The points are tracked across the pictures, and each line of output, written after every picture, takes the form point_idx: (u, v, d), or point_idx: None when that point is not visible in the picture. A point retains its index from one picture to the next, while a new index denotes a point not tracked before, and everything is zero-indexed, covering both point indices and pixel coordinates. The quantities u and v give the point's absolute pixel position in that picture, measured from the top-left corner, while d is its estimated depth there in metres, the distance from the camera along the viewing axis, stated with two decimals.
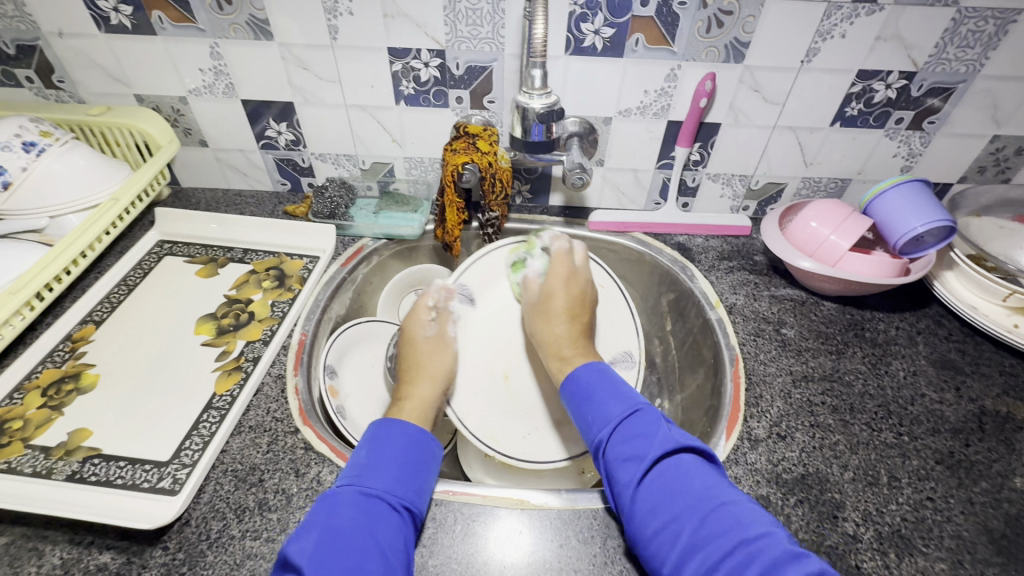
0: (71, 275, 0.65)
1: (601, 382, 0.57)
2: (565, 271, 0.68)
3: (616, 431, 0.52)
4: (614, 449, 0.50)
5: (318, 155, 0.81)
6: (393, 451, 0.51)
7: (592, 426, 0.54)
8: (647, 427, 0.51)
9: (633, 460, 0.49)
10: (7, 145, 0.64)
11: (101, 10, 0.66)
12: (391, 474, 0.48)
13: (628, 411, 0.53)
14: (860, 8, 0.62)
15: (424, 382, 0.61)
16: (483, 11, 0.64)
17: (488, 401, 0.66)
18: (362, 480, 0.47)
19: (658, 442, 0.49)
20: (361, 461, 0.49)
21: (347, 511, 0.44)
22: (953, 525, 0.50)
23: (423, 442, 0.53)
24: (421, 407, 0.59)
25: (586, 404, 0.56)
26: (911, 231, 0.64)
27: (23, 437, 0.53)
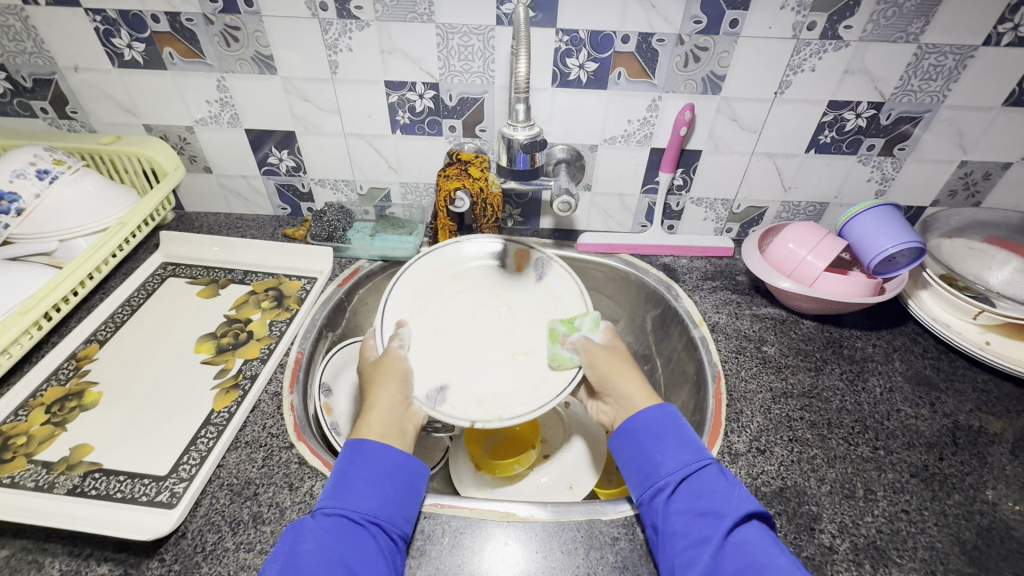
0: (78, 296, 0.68)
1: (672, 428, 0.53)
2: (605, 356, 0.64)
3: (686, 482, 0.49)
4: (684, 500, 0.48)
5: (317, 180, 0.85)
6: (361, 470, 0.50)
7: (658, 468, 0.51)
8: (722, 484, 0.49)
9: (709, 516, 0.46)
10: (22, 172, 0.67)
11: (115, 47, 0.71)
12: (360, 492, 0.48)
13: (699, 465, 0.50)
14: (827, 44, 0.66)
15: (383, 386, 0.60)
16: (474, 47, 0.68)
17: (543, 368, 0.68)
18: (331, 501, 0.47)
19: (737, 502, 0.47)
20: (334, 481, 0.49)
21: (312, 536, 0.45)
22: (927, 537, 0.51)
23: (390, 454, 0.51)
24: (387, 416, 0.56)
25: (653, 449, 0.52)
26: (883, 252, 0.67)
27: (26, 453, 0.55)
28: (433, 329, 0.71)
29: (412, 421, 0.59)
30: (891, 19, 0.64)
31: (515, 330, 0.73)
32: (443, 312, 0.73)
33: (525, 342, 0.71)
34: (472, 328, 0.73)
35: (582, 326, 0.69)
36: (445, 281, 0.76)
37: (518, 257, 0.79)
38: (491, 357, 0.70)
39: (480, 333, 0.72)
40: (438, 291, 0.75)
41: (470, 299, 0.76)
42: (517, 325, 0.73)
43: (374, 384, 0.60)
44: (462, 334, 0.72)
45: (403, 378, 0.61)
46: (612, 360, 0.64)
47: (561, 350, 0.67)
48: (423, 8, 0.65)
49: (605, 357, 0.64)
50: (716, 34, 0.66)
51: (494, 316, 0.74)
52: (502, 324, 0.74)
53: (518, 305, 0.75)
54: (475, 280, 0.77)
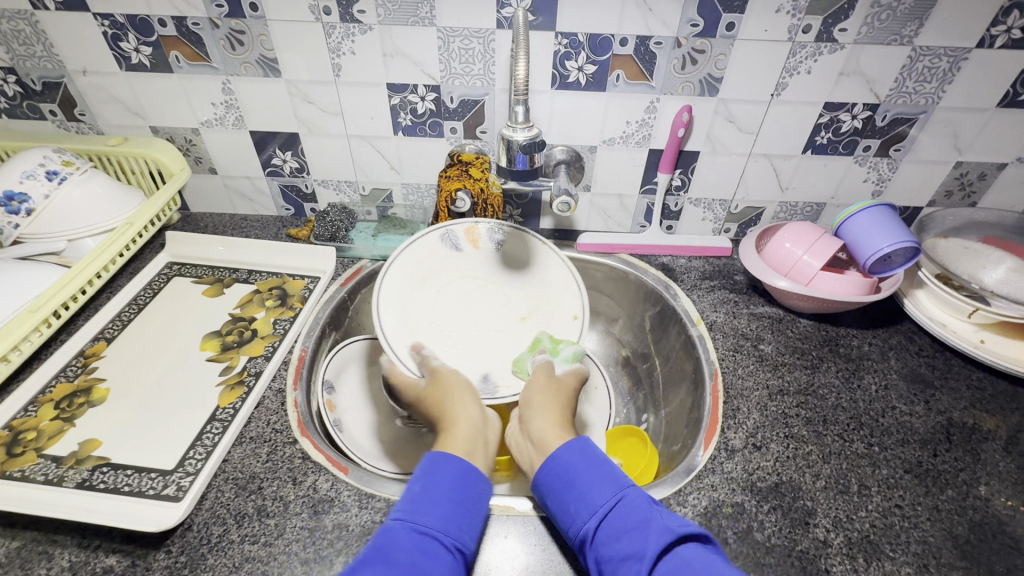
0: (86, 295, 0.69)
1: (582, 462, 0.50)
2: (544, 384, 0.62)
3: (603, 525, 0.45)
4: (605, 547, 0.44)
5: (321, 181, 0.86)
6: (447, 487, 0.48)
7: (574, 517, 0.47)
8: (638, 517, 0.45)
9: (629, 560, 0.42)
10: (32, 173, 0.69)
11: (123, 51, 0.72)
12: (444, 512, 0.46)
13: (614, 501, 0.46)
14: (823, 47, 0.67)
15: (460, 401, 0.58)
16: (475, 50, 0.69)
17: (555, 321, 0.75)
18: (415, 516, 0.45)
19: (654, 535, 0.43)
20: (415, 495, 0.47)
21: (404, 549, 0.43)
22: (920, 531, 0.52)
23: (475, 475, 0.49)
24: (469, 430, 0.55)
25: (568, 495, 0.48)
26: (879, 252, 0.68)
27: (36, 447, 0.56)
28: (444, 339, 0.72)
29: (494, 434, 0.57)
30: (885, 22, 0.65)
31: (505, 303, 0.78)
32: (433, 321, 0.74)
33: (522, 306, 0.78)
34: (467, 321, 0.75)
35: (562, 353, 0.68)
36: (419, 287, 0.75)
37: (471, 231, 0.79)
38: (502, 334, 0.75)
39: (481, 322, 0.76)
40: (419, 299, 0.75)
41: (451, 297, 0.77)
42: (500, 291, 0.78)
43: (444, 402, 0.59)
44: (467, 330, 0.74)
45: (470, 392, 0.60)
46: (547, 392, 0.61)
47: (528, 361, 0.69)
48: (425, 12, 0.66)
49: (544, 389, 0.61)
50: (713, 37, 0.67)
51: (482, 300, 0.78)
52: (485, 300, 0.78)
53: (491, 279, 0.79)
54: (440, 275, 0.78)
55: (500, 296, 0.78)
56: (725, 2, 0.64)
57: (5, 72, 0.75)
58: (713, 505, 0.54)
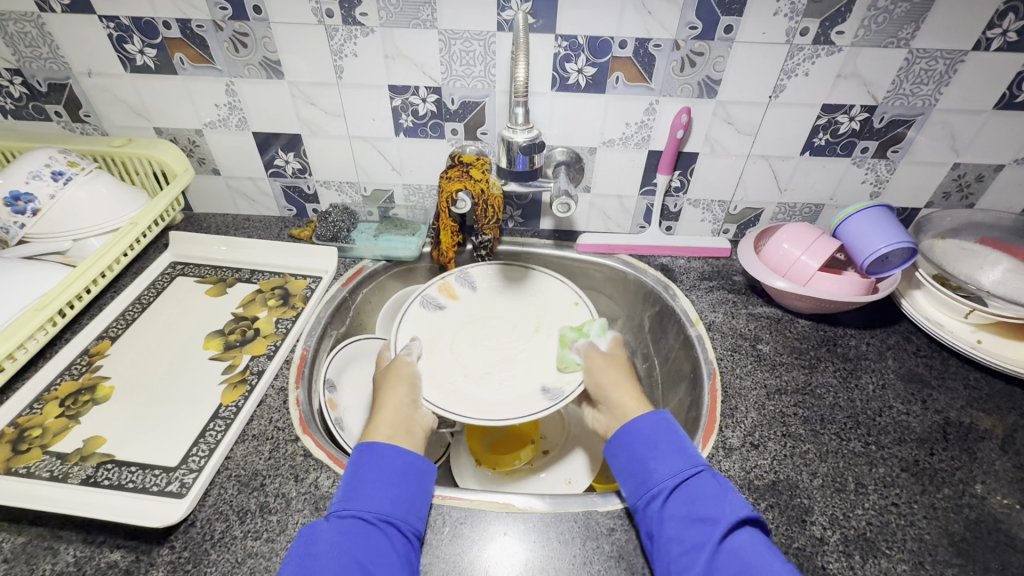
0: (90, 294, 0.70)
1: (666, 433, 0.55)
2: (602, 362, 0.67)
3: (678, 489, 0.50)
4: (677, 506, 0.49)
5: (322, 182, 0.87)
6: (371, 473, 0.52)
7: (652, 474, 0.52)
8: (716, 489, 0.50)
9: (703, 522, 0.47)
10: (38, 174, 0.69)
11: (128, 52, 0.73)
12: (370, 496, 0.50)
13: (697, 470, 0.51)
14: (820, 50, 0.68)
15: (391, 390, 0.63)
16: (475, 52, 0.70)
17: (561, 315, 0.78)
18: (342, 504, 0.49)
19: (732, 506, 0.48)
20: (344, 486, 0.51)
21: (326, 538, 0.46)
22: (915, 529, 0.52)
23: (397, 454, 0.54)
24: (393, 417, 0.59)
25: (648, 456, 0.53)
26: (876, 252, 0.68)
27: (41, 444, 0.56)
28: (488, 386, 0.70)
29: (420, 423, 0.61)
30: (882, 25, 0.65)
31: (510, 324, 0.79)
32: (464, 376, 0.71)
33: (528, 320, 0.79)
34: (490, 356, 0.74)
35: (590, 331, 0.72)
36: (433, 353, 0.73)
37: (442, 287, 0.80)
38: (523, 347, 0.75)
39: (504, 351, 0.75)
40: (440, 360, 0.72)
41: (467, 347, 0.75)
42: (495, 316, 0.79)
43: (383, 387, 0.64)
44: (496, 364, 0.73)
45: (409, 382, 0.64)
46: (610, 368, 0.66)
47: (568, 354, 0.70)
48: (426, 15, 0.67)
49: (603, 368, 0.66)
50: (711, 40, 0.68)
51: (491, 334, 0.77)
52: (491, 335, 0.77)
53: (484, 311, 0.80)
54: (443, 334, 0.76)
55: (503, 322, 0.79)
56: (723, 5, 0.65)
57: (11, 73, 0.76)
58: None
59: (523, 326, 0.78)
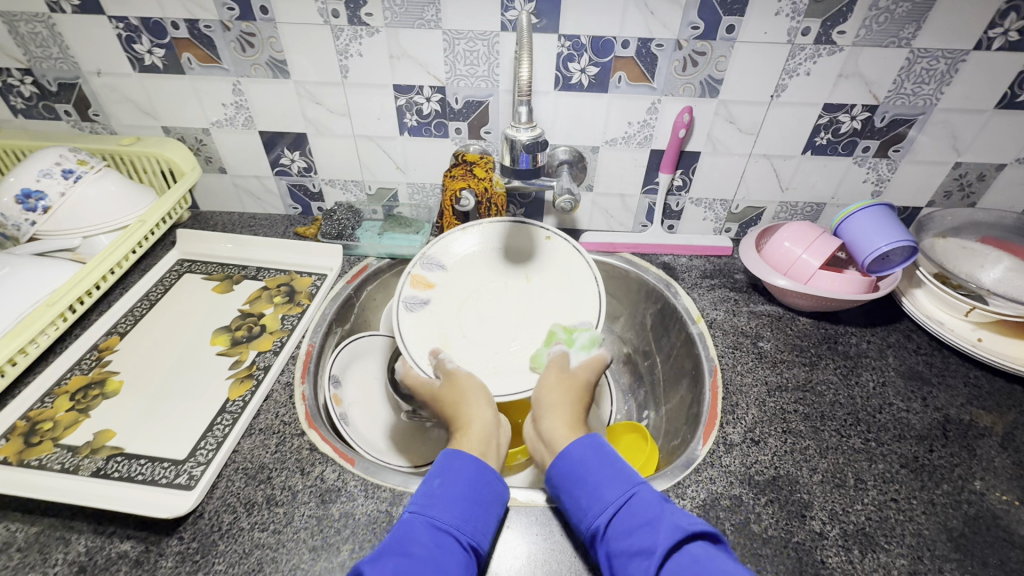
0: (100, 290, 0.71)
1: (594, 460, 0.53)
2: (556, 380, 0.64)
3: (613, 521, 0.48)
4: (615, 542, 0.46)
5: (327, 181, 0.88)
6: (462, 485, 0.50)
7: (586, 513, 0.50)
8: (650, 511, 0.47)
9: (640, 555, 0.44)
10: (49, 172, 0.70)
11: (136, 52, 0.74)
12: (461, 512, 0.49)
13: (625, 499, 0.49)
14: (822, 49, 0.68)
15: (474, 401, 0.61)
16: (479, 52, 0.71)
17: (547, 264, 0.80)
18: (433, 512, 0.48)
19: (665, 532, 0.45)
20: (432, 491, 0.50)
21: (423, 542, 0.45)
22: (914, 524, 0.53)
23: (488, 474, 0.52)
24: (484, 430, 0.58)
25: (579, 490, 0.51)
26: (877, 251, 0.69)
27: (53, 437, 0.57)
28: (518, 348, 0.73)
29: (503, 436, 0.60)
30: (883, 25, 0.66)
31: (493, 288, 0.79)
32: (490, 359, 0.71)
33: (516, 276, 0.80)
34: (496, 324, 0.75)
35: (578, 341, 0.70)
36: (451, 351, 0.71)
37: (414, 282, 0.76)
38: (516, 300, 0.78)
39: (505, 313, 0.77)
40: (461, 354, 0.71)
41: (475, 332, 0.74)
42: (474, 282, 0.79)
43: (457, 402, 0.62)
44: (509, 329, 0.75)
45: (486, 394, 0.63)
46: (559, 389, 0.63)
47: (545, 354, 0.70)
48: (431, 15, 0.68)
49: (552, 387, 0.63)
50: (713, 40, 0.68)
51: (487, 308, 0.77)
52: (486, 309, 0.77)
53: (465, 286, 0.79)
54: (449, 327, 0.74)
55: (488, 291, 0.79)
56: (725, 5, 0.65)
57: (22, 73, 0.78)
58: (712, 497, 0.55)
59: (512, 288, 0.79)
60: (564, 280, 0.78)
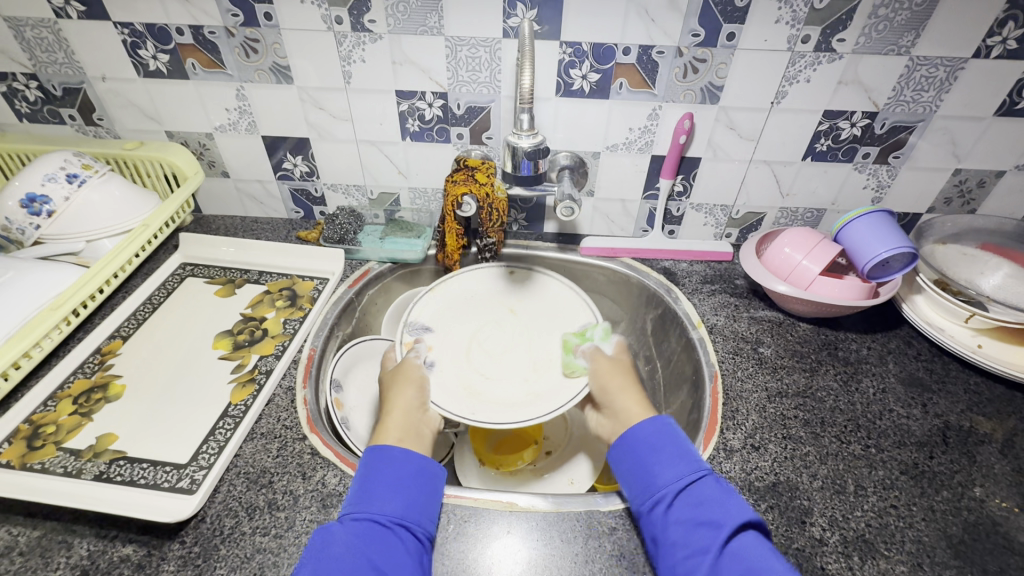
0: (103, 294, 0.71)
1: (668, 437, 0.55)
2: (609, 366, 0.68)
3: (682, 494, 0.50)
4: (682, 510, 0.49)
5: (330, 185, 0.88)
6: (382, 476, 0.52)
7: (655, 478, 0.52)
8: (721, 493, 0.50)
9: (706, 526, 0.48)
10: (53, 176, 0.71)
11: (141, 58, 0.74)
12: (380, 498, 0.50)
13: (696, 476, 0.51)
14: (822, 57, 0.69)
15: (399, 392, 0.64)
16: (481, 58, 0.71)
17: (520, 294, 0.82)
18: (354, 507, 0.50)
19: (735, 511, 0.48)
20: (355, 489, 0.52)
21: (341, 539, 0.47)
22: (914, 531, 0.53)
23: (408, 458, 0.54)
24: (403, 420, 0.60)
25: (652, 461, 0.53)
26: (877, 257, 0.69)
27: (55, 441, 0.58)
28: (544, 365, 0.73)
29: (429, 425, 0.63)
30: (883, 33, 0.66)
31: (485, 331, 0.78)
32: (522, 387, 0.71)
33: (499, 312, 0.80)
34: (507, 357, 0.75)
35: (593, 335, 0.73)
36: (482, 397, 0.69)
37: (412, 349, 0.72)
38: (509, 330, 0.78)
39: (508, 346, 0.76)
40: (491, 395, 0.69)
41: (496, 373, 0.73)
42: (463, 332, 0.77)
43: (392, 388, 0.65)
44: (515, 354, 0.75)
45: (417, 383, 0.66)
46: (616, 373, 0.67)
47: (574, 359, 0.71)
48: (434, 21, 0.68)
49: (609, 373, 0.67)
50: (714, 47, 0.69)
51: (491, 350, 0.76)
52: (486, 351, 0.75)
53: (460, 335, 0.76)
54: (469, 377, 0.71)
55: (482, 336, 0.77)
56: (726, 13, 0.66)
57: (27, 77, 0.78)
58: None
59: (500, 322, 0.79)
60: (545, 303, 0.81)
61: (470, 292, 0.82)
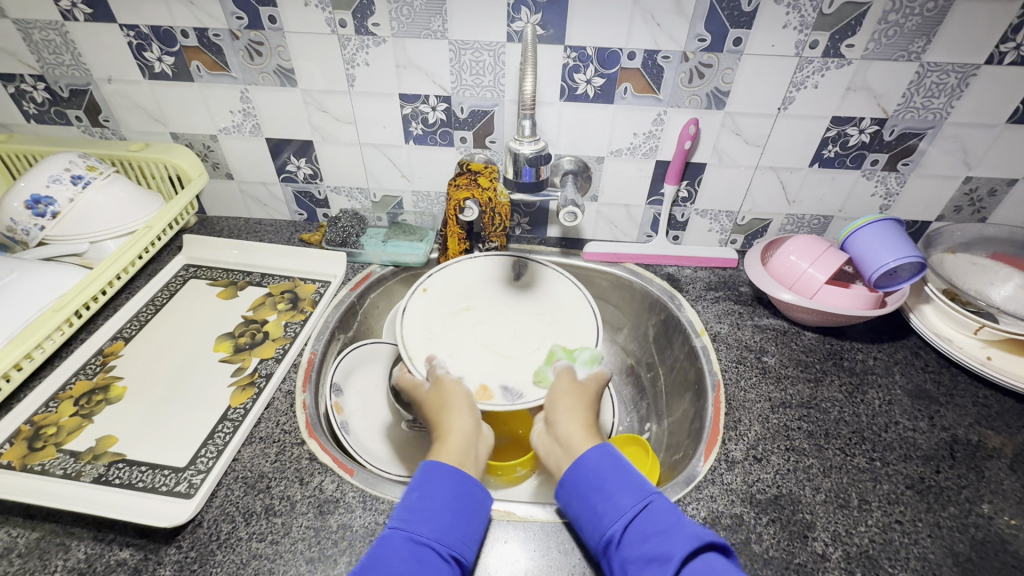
0: (107, 295, 0.71)
1: (610, 468, 0.53)
2: (568, 386, 0.65)
3: (630, 528, 0.48)
4: (632, 548, 0.47)
5: (333, 188, 0.88)
6: (443, 497, 0.51)
7: (602, 518, 0.50)
8: (666, 521, 0.47)
9: (656, 561, 0.45)
10: (58, 178, 0.71)
11: (146, 60, 0.75)
12: (440, 522, 0.49)
13: (641, 505, 0.49)
14: (830, 62, 0.68)
15: (457, 411, 0.61)
16: (485, 62, 0.71)
17: (457, 295, 0.80)
18: (414, 526, 0.48)
19: (682, 539, 0.45)
20: (412, 505, 0.50)
21: (401, 559, 0.46)
22: (920, 547, 0.52)
23: (472, 487, 0.52)
24: (461, 441, 0.57)
25: (596, 496, 0.51)
26: (884, 266, 0.68)
27: (56, 442, 0.58)
28: (544, 308, 0.80)
29: (485, 445, 0.60)
30: (893, 38, 0.65)
31: (483, 341, 0.75)
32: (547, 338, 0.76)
33: (463, 321, 0.77)
34: (514, 327, 0.78)
35: (580, 357, 0.72)
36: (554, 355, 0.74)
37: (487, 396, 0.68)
38: (485, 316, 0.79)
39: (501, 325, 0.78)
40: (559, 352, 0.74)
41: (535, 340, 0.76)
42: (471, 350, 0.74)
43: (444, 408, 0.62)
44: (508, 325, 0.78)
45: (470, 403, 0.63)
46: (573, 395, 0.64)
47: (549, 370, 0.70)
48: (437, 25, 0.68)
49: (565, 392, 0.64)
50: (720, 52, 0.68)
51: (506, 342, 0.76)
52: (501, 347, 0.75)
53: (479, 356, 0.73)
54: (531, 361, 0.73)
55: (489, 342, 0.75)
56: (732, 18, 0.65)
57: (34, 79, 0.79)
58: (712, 516, 0.54)
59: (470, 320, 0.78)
60: (489, 284, 0.82)
61: (428, 317, 0.76)
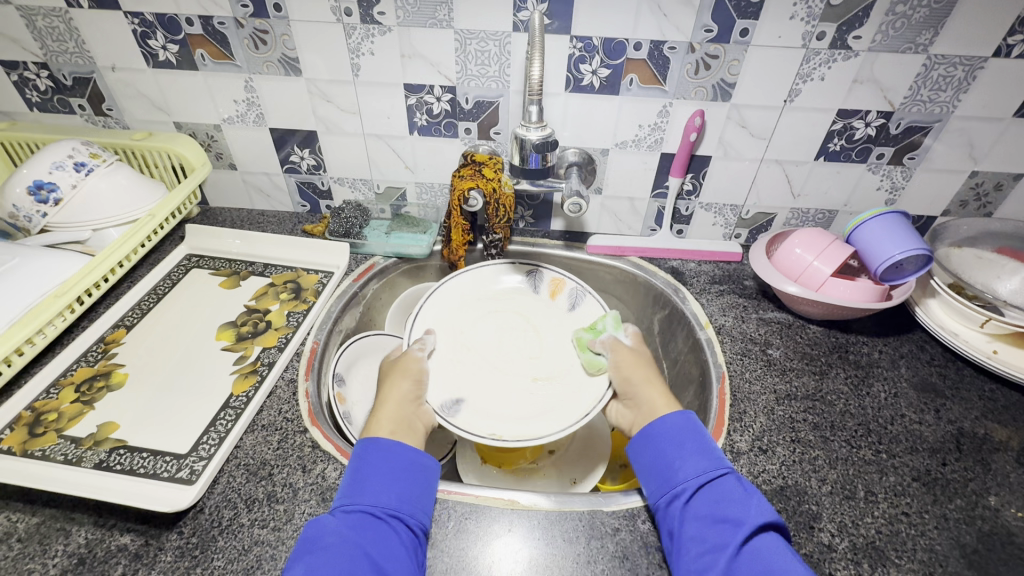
0: (108, 283, 0.71)
1: (690, 434, 0.54)
2: (630, 358, 0.66)
3: (701, 488, 0.50)
4: (700, 506, 0.49)
5: (337, 179, 0.88)
6: (378, 466, 0.51)
7: (675, 473, 0.52)
8: (737, 492, 0.49)
9: (725, 522, 0.47)
10: (61, 164, 0.71)
11: (151, 48, 0.74)
12: (377, 489, 0.49)
13: (718, 471, 0.51)
14: (837, 54, 0.67)
15: (393, 385, 0.62)
16: (491, 52, 0.71)
17: (559, 397, 0.68)
18: (348, 500, 0.49)
19: (756, 510, 0.47)
20: (348, 482, 0.50)
21: (334, 530, 0.46)
22: (926, 539, 0.51)
23: (404, 450, 0.53)
24: (396, 412, 0.59)
25: (672, 458, 0.53)
26: (891, 259, 0.68)
27: (56, 428, 0.58)
28: (470, 336, 0.74)
29: (422, 418, 0.61)
30: (900, 30, 0.65)
31: (535, 345, 0.75)
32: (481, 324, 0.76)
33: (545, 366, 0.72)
34: (491, 345, 0.74)
35: (605, 326, 0.70)
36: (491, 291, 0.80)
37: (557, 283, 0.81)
38: (518, 369, 0.72)
39: (511, 362, 0.72)
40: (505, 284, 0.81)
41: (500, 321, 0.77)
42: (538, 345, 0.75)
43: (387, 381, 0.63)
44: (500, 361, 0.72)
45: (412, 376, 0.64)
46: (637, 364, 0.65)
47: (594, 354, 0.68)
48: (443, 14, 0.68)
49: (633, 364, 0.65)
50: (727, 43, 0.68)
51: (521, 337, 0.75)
52: (523, 343, 0.75)
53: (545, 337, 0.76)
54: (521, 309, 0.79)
55: (529, 341, 0.75)
56: (739, 9, 0.65)
57: (38, 67, 0.78)
58: None
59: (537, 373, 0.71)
60: (490, 396, 0.68)
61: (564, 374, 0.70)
